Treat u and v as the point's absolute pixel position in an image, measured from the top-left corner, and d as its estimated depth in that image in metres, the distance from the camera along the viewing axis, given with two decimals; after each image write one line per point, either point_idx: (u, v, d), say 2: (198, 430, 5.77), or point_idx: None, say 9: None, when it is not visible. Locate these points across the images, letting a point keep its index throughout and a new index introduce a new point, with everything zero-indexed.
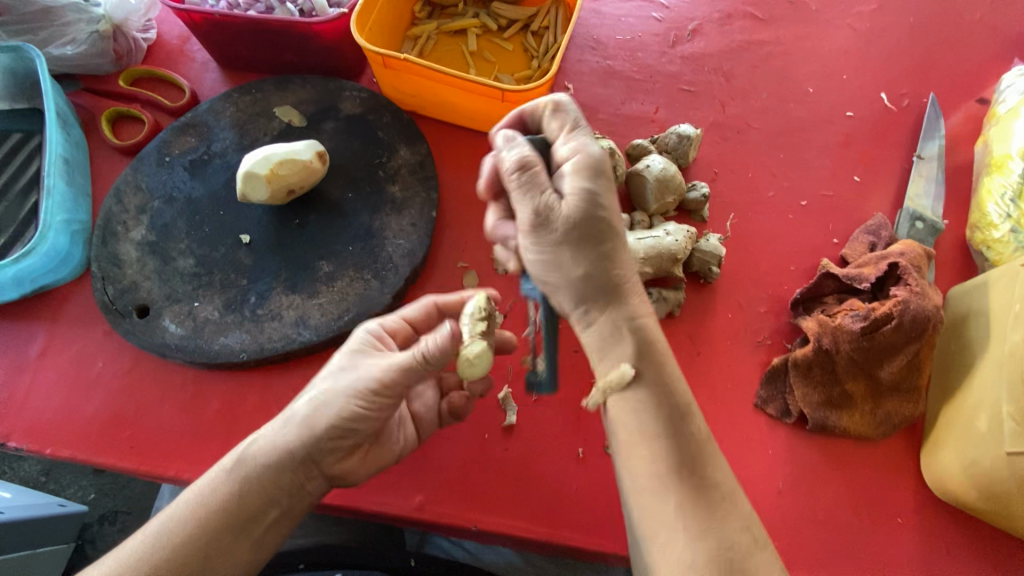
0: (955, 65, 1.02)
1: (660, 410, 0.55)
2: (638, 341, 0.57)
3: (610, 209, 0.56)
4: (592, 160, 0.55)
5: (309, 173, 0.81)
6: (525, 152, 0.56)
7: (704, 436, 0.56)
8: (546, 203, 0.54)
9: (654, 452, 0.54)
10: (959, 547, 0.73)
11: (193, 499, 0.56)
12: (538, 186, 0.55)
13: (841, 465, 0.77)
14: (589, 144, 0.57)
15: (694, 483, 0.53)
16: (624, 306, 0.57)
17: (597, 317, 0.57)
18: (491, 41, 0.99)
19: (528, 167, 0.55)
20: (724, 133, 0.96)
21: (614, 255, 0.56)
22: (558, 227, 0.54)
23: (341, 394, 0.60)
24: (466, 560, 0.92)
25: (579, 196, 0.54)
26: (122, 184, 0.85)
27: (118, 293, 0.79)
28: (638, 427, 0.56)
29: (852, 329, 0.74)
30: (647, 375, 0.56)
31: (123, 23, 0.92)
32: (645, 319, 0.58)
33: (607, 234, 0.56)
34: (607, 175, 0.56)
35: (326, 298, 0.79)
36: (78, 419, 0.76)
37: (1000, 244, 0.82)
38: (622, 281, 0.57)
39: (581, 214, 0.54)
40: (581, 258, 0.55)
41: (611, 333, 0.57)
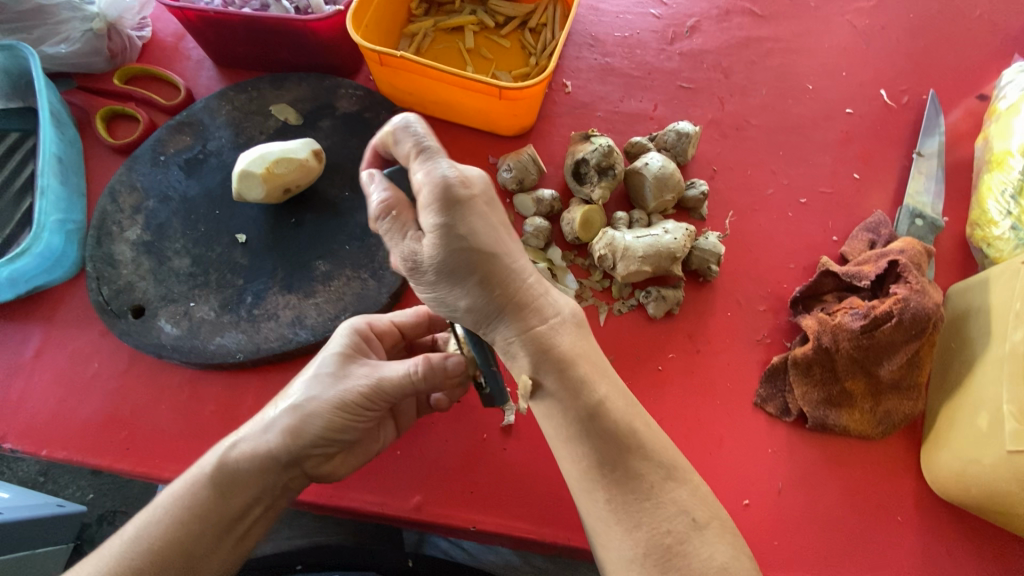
0: (955, 61, 1.02)
1: (568, 417, 0.53)
2: (533, 354, 0.53)
3: (475, 236, 0.49)
4: (438, 188, 0.48)
5: (305, 172, 0.80)
6: (380, 196, 0.51)
7: (625, 428, 0.54)
8: (409, 248, 0.51)
9: (575, 453, 0.54)
10: (959, 545, 0.73)
11: (174, 501, 0.56)
12: (399, 233, 0.51)
13: (841, 464, 0.77)
14: (437, 169, 0.49)
15: (619, 478, 0.53)
16: (519, 322, 0.53)
17: (494, 336, 0.54)
18: (488, 38, 0.98)
19: (389, 211, 0.51)
20: (723, 130, 0.96)
21: (492, 278, 0.51)
22: (427, 270, 0.51)
23: (330, 404, 0.59)
24: (465, 560, 0.92)
25: (432, 236, 0.49)
26: (117, 184, 0.84)
27: (113, 294, 0.78)
28: (556, 433, 0.55)
29: (852, 327, 0.74)
30: (550, 385, 0.53)
31: (117, 21, 0.91)
32: (542, 328, 0.54)
33: (479, 263, 0.50)
34: (463, 200, 0.49)
35: (323, 297, 0.78)
36: (74, 420, 0.76)
37: (1000, 242, 0.81)
38: (508, 300, 0.52)
39: (442, 253, 0.49)
40: (460, 293, 0.51)
41: (509, 349, 0.54)
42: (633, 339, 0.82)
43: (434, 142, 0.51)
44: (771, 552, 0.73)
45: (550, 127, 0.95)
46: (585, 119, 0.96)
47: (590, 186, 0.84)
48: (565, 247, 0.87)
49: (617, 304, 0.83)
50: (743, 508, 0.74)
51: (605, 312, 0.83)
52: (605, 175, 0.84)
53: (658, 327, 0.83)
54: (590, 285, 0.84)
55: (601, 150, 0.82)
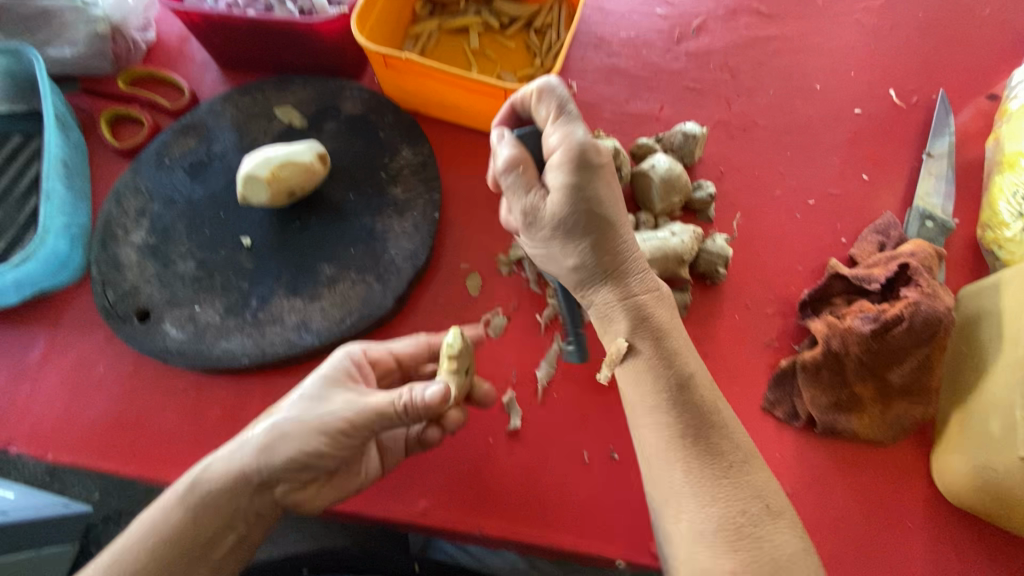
0: (965, 61, 1.00)
1: (661, 381, 0.60)
2: (632, 317, 0.62)
3: (597, 198, 0.60)
4: (574, 150, 0.58)
5: (310, 175, 0.80)
6: (510, 152, 0.61)
7: (711, 406, 0.60)
8: (533, 203, 0.61)
9: (659, 421, 0.59)
10: (971, 551, 0.72)
11: (149, 523, 0.57)
12: (525, 189, 0.61)
13: (851, 469, 0.76)
14: (573, 131, 0.59)
15: (701, 452, 0.57)
16: (621, 288, 0.63)
17: (594, 298, 0.64)
18: (493, 39, 0.98)
19: (515, 167, 0.60)
20: (730, 131, 0.95)
21: (604, 242, 0.62)
22: (546, 225, 0.61)
23: (307, 428, 0.59)
24: (469, 564, 0.91)
25: (561, 192, 0.59)
26: (122, 187, 0.84)
27: (118, 298, 0.78)
28: (641, 397, 0.60)
29: (862, 330, 0.73)
30: (644, 348, 0.61)
31: (122, 23, 0.92)
32: (643, 298, 0.63)
33: (597, 221, 0.61)
34: (593, 164, 0.59)
35: (328, 301, 0.78)
36: (80, 424, 0.76)
37: (1011, 244, 0.80)
38: (614, 265, 0.63)
39: (567, 210, 0.59)
40: (571, 251, 0.62)
41: (608, 312, 0.64)
42: None
43: (573, 107, 0.61)
44: None
45: None
46: (591, 121, 0.95)
47: None
48: None
49: None
50: None
51: None
52: None
53: None
54: None
55: (607, 152, 0.81)
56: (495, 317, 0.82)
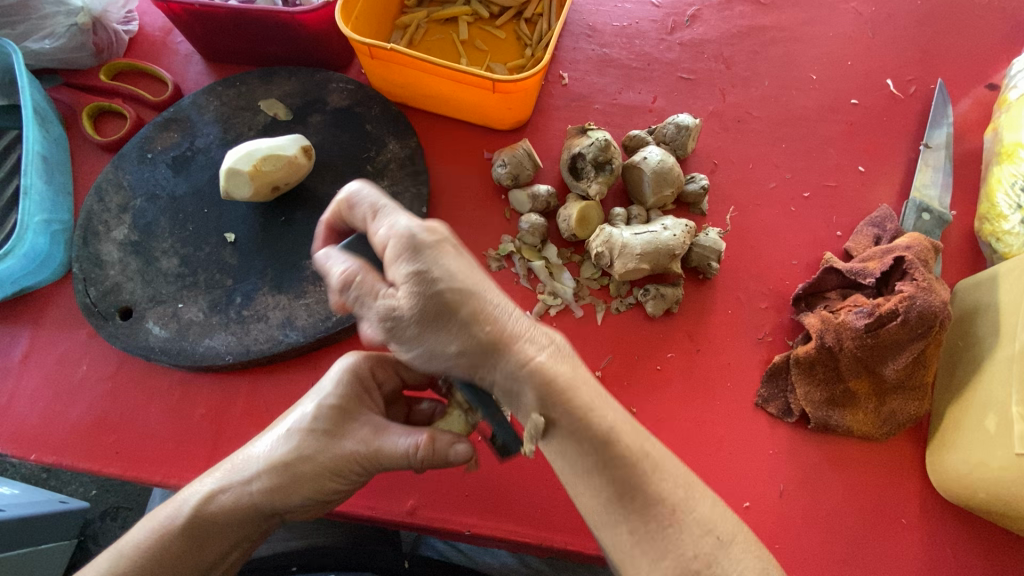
0: (964, 49, 0.99)
1: (582, 448, 0.49)
2: (537, 390, 0.49)
3: (451, 276, 0.50)
4: (405, 239, 0.50)
5: (294, 170, 0.79)
6: (346, 263, 0.52)
7: (636, 452, 0.49)
8: (385, 305, 0.51)
9: (596, 486, 0.49)
10: (967, 548, 0.72)
11: (146, 546, 0.55)
12: (371, 295, 0.51)
13: (845, 465, 0.75)
14: (397, 221, 0.52)
15: (641, 506, 0.48)
16: (516, 356, 0.49)
17: (493, 378, 0.51)
18: (482, 29, 0.96)
19: (352, 280, 0.52)
20: (724, 123, 0.93)
21: (479, 311, 0.50)
22: (408, 321, 0.50)
23: (324, 470, 0.57)
24: (460, 561, 0.90)
25: (410, 284, 0.49)
26: (104, 183, 0.82)
27: (100, 295, 0.77)
28: (572, 470, 0.50)
29: (856, 326, 0.72)
30: (560, 419, 0.49)
31: (102, 15, 0.89)
32: (542, 357, 0.50)
33: (460, 298, 0.49)
34: (432, 244, 0.51)
35: (314, 298, 0.77)
36: (63, 424, 0.75)
37: (1010, 236, 0.79)
38: (497, 335, 0.50)
39: (421, 300, 0.49)
40: (449, 338, 0.50)
41: (511, 388, 0.50)
42: (631, 338, 0.80)
43: (386, 200, 0.55)
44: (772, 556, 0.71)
45: (547, 120, 0.93)
46: (582, 113, 0.93)
47: (587, 181, 0.82)
48: (561, 245, 0.85)
49: (614, 303, 0.81)
50: (744, 510, 0.73)
51: (602, 311, 0.81)
52: (602, 169, 0.82)
53: (657, 326, 0.81)
54: (587, 283, 0.82)
55: (598, 144, 0.79)
56: None
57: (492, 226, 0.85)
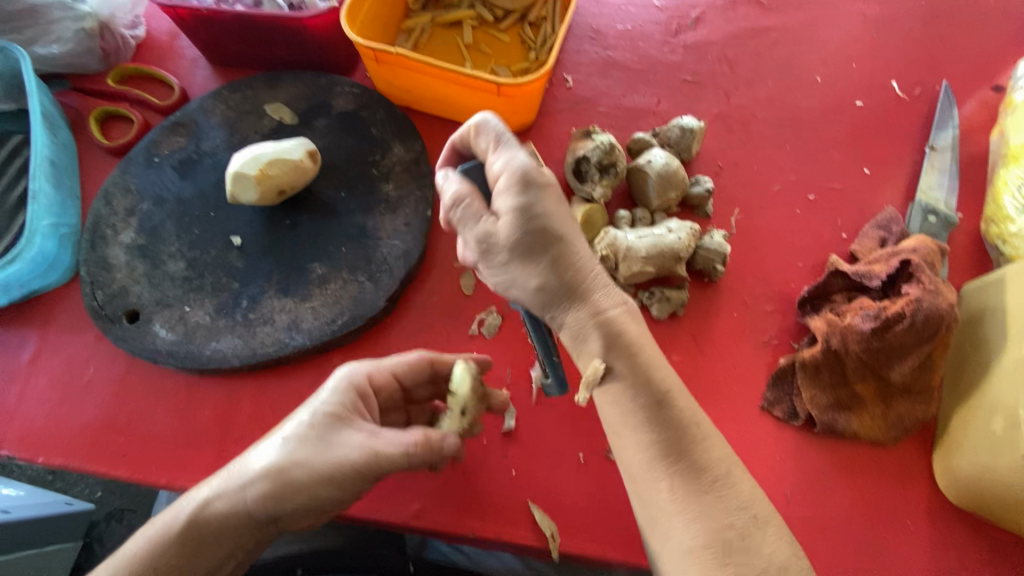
0: (969, 51, 0.98)
1: (638, 398, 0.56)
2: (607, 335, 0.57)
3: (549, 217, 0.55)
4: (518, 174, 0.54)
5: (300, 173, 0.79)
6: (458, 186, 0.56)
7: (687, 419, 0.56)
8: (483, 230, 0.55)
9: (642, 438, 0.56)
10: (974, 551, 0.71)
11: (143, 554, 0.56)
12: (473, 218, 0.55)
13: (851, 468, 0.75)
14: (515, 156, 0.55)
15: (683, 468, 0.54)
16: (590, 304, 0.58)
17: (564, 319, 0.58)
18: (487, 32, 0.96)
19: (460, 201, 0.56)
20: (728, 125, 0.93)
21: (565, 256, 0.56)
22: (501, 246, 0.55)
23: (316, 476, 0.57)
24: (464, 564, 0.90)
25: (512, 215, 0.54)
26: (111, 187, 0.83)
27: (107, 298, 0.77)
28: (623, 419, 0.56)
29: (862, 329, 0.71)
30: (622, 367, 0.57)
31: (109, 20, 0.90)
32: (615, 312, 0.58)
33: (553, 239, 0.55)
34: (540, 182, 0.55)
35: (319, 301, 0.77)
36: (70, 426, 0.75)
37: (1016, 239, 0.78)
38: (578, 281, 0.57)
39: (519, 230, 0.54)
40: (533, 271, 0.56)
41: (579, 331, 0.58)
42: None
43: (509, 133, 0.57)
44: None
45: (552, 123, 0.93)
46: (586, 115, 0.93)
47: (591, 184, 0.82)
48: None
49: None
50: None
51: None
52: (606, 173, 0.82)
53: (661, 328, 0.81)
54: None
55: (602, 147, 0.79)
56: (489, 317, 0.80)
57: None
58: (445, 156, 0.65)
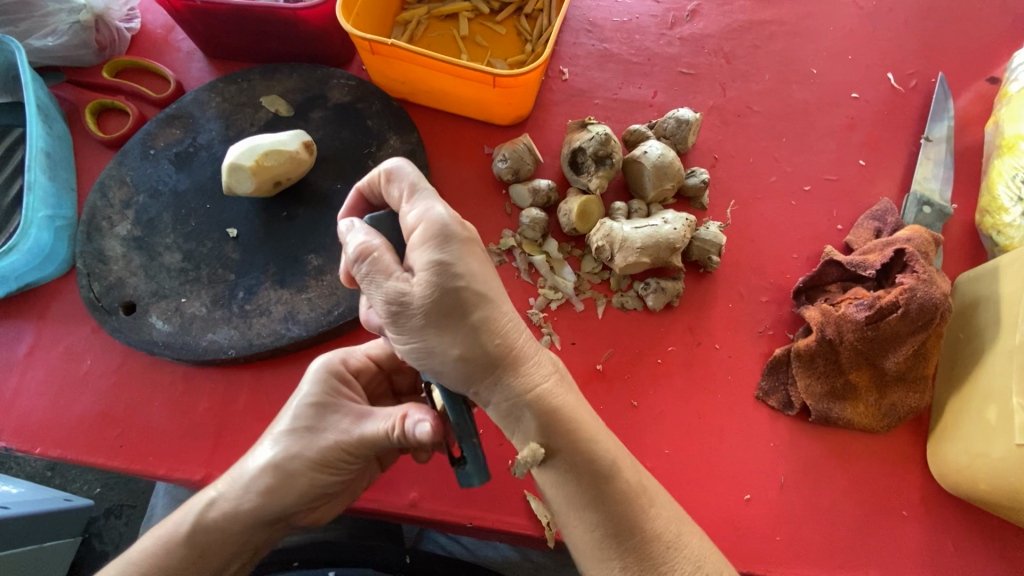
0: (965, 43, 0.99)
1: (580, 481, 0.53)
2: (541, 417, 0.52)
3: (471, 276, 0.50)
4: (437, 226, 0.50)
5: (296, 165, 0.79)
6: (364, 240, 0.51)
7: (634, 491, 0.54)
8: (396, 289, 0.49)
9: (590, 520, 0.53)
10: (967, 540, 0.72)
11: (149, 559, 0.56)
12: (382, 273, 0.50)
13: (845, 458, 0.75)
14: (431, 207, 0.51)
15: (632, 543, 0.53)
16: (520, 380, 0.52)
17: (492, 396, 0.52)
18: (483, 25, 0.96)
19: (368, 254, 0.50)
20: (724, 117, 0.93)
21: (490, 321, 0.51)
22: (417, 310, 0.49)
23: (309, 464, 0.57)
24: (461, 556, 0.90)
25: (429, 272, 0.48)
26: (107, 179, 0.83)
27: (104, 290, 0.77)
28: (567, 500, 0.54)
29: (856, 318, 0.72)
30: (562, 448, 0.53)
31: (104, 12, 0.90)
32: (545, 387, 0.53)
33: (474, 303, 0.50)
34: (461, 237, 0.50)
35: (316, 292, 0.77)
36: (68, 418, 0.75)
37: (1011, 229, 0.79)
38: (505, 351, 0.51)
39: (436, 291, 0.48)
40: (452, 339, 0.49)
41: (512, 412, 0.53)
42: (633, 332, 0.80)
43: (427, 184, 0.53)
44: (773, 548, 0.71)
45: (548, 115, 0.93)
46: (583, 107, 0.93)
47: (587, 175, 0.82)
48: (562, 239, 0.85)
49: (616, 298, 0.81)
50: (745, 503, 0.73)
51: (603, 305, 0.81)
52: (603, 164, 0.82)
53: (657, 320, 0.81)
54: (588, 276, 0.82)
55: (598, 138, 0.79)
56: None
57: (493, 221, 0.86)
58: (349, 204, 0.60)
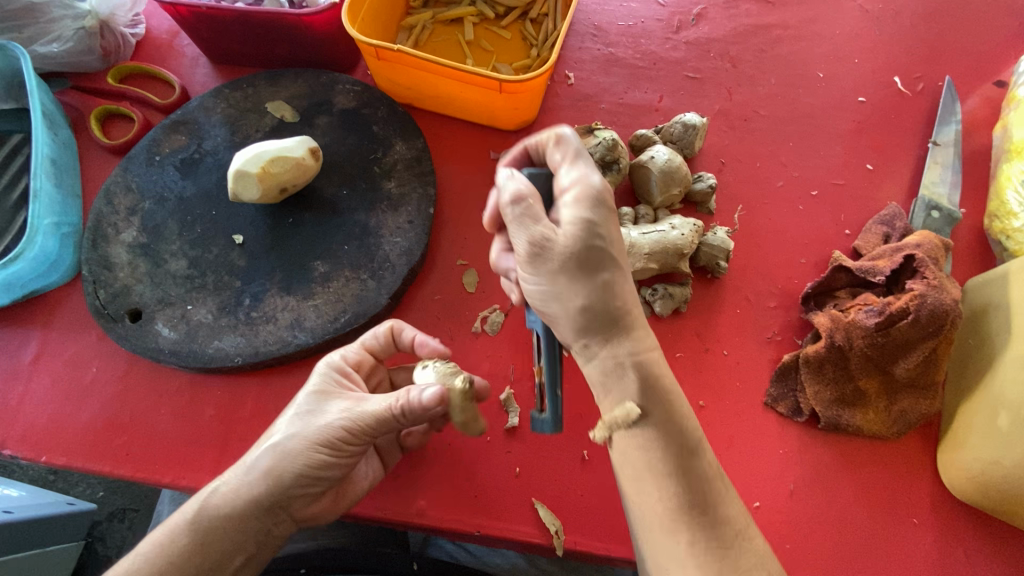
0: (972, 46, 0.98)
1: (670, 447, 0.53)
2: (643, 378, 0.54)
3: (608, 241, 0.54)
4: (594, 192, 0.53)
5: (302, 171, 0.79)
6: (522, 186, 0.54)
7: (713, 474, 0.54)
8: (542, 234, 0.52)
9: (670, 489, 0.52)
10: (978, 547, 0.71)
11: (155, 550, 0.55)
12: (533, 218, 0.53)
13: (854, 465, 0.75)
14: (590, 174, 0.55)
15: (707, 521, 0.52)
16: (628, 342, 0.55)
17: (597, 351, 0.55)
18: (488, 30, 0.96)
19: (522, 199, 0.53)
20: (730, 121, 0.93)
21: (615, 283, 0.54)
22: (555, 257, 0.53)
23: (308, 442, 0.58)
24: (468, 562, 0.90)
25: (577, 226, 0.52)
26: (112, 185, 0.83)
27: (109, 297, 0.77)
28: (649, 465, 0.53)
29: (866, 324, 0.71)
30: (655, 412, 0.54)
31: (109, 18, 0.89)
32: (649, 356, 0.56)
33: (606, 263, 0.54)
34: (609, 206, 0.54)
35: (322, 299, 0.77)
36: (73, 425, 0.75)
37: (1020, 234, 0.79)
38: (621, 313, 0.54)
39: (579, 244, 0.52)
40: (581, 291, 0.53)
41: (614, 370, 0.55)
42: None
43: (586, 154, 0.57)
44: (783, 556, 0.71)
45: (554, 120, 0.93)
46: (589, 112, 0.93)
47: None
48: None
49: None
50: (754, 510, 0.72)
51: None
52: (609, 169, 0.81)
53: (665, 326, 0.80)
54: None
55: (605, 144, 0.79)
56: (492, 314, 0.80)
57: None
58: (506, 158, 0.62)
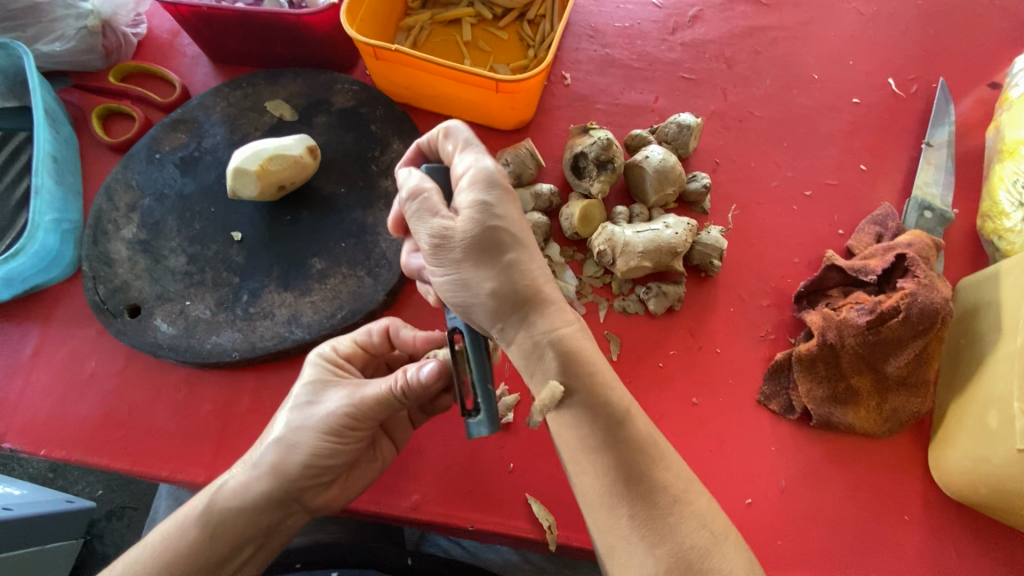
0: (966, 48, 0.99)
1: (597, 420, 0.51)
2: (563, 355, 0.52)
3: (509, 220, 0.52)
4: (484, 172, 0.52)
5: (300, 168, 0.79)
6: (418, 180, 0.54)
7: (647, 439, 0.53)
8: (440, 225, 0.51)
9: (601, 466, 0.51)
10: (969, 545, 0.72)
11: (165, 542, 0.56)
12: (430, 211, 0.52)
13: (845, 462, 0.75)
14: (483, 158, 0.54)
15: (644, 494, 0.50)
16: (542, 319, 0.52)
17: (514, 336, 0.53)
18: (485, 30, 0.97)
19: (419, 193, 0.53)
20: (725, 122, 0.94)
21: (522, 263, 0.52)
22: (456, 245, 0.51)
23: (313, 432, 0.59)
24: (462, 557, 0.90)
25: (473, 210, 0.51)
26: (113, 182, 0.84)
27: (109, 293, 0.78)
28: (581, 443, 0.52)
29: (857, 322, 0.72)
30: (580, 389, 0.52)
31: (111, 18, 0.90)
32: (567, 331, 0.53)
33: (511, 244, 0.52)
34: (506, 187, 0.53)
35: (319, 295, 0.78)
36: (71, 419, 0.76)
37: (1011, 234, 0.79)
38: (534, 292, 0.52)
39: (477, 226, 0.50)
40: (487, 275, 0.51)
41: (535, 351, 0.52)
42: (634, 335, 0.80)
43: (479, 141, 0.57)
44: (774, 552, 0.71)
45: (550, 120, 0.93)
46: (585, 112, 0.94)
47: (589, 180, 0.82)
48: (564, 243, 0.85)
49: (617, 301, 0.81)
50: (746, 507, 0.73)
51: (605, 309, 0.82)
52: (604, 168, 0.82)
53: (658, 324, 0.81)
54: (589, 280, 0.83)
55: (600, 143, 0.80)
56: None
57: None
58: (410, 158, 0.64)
